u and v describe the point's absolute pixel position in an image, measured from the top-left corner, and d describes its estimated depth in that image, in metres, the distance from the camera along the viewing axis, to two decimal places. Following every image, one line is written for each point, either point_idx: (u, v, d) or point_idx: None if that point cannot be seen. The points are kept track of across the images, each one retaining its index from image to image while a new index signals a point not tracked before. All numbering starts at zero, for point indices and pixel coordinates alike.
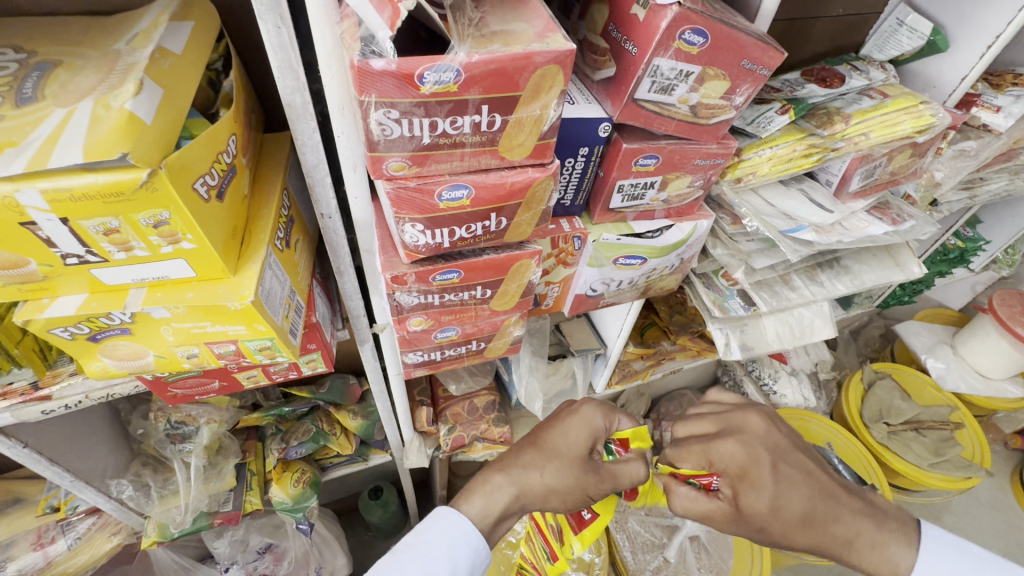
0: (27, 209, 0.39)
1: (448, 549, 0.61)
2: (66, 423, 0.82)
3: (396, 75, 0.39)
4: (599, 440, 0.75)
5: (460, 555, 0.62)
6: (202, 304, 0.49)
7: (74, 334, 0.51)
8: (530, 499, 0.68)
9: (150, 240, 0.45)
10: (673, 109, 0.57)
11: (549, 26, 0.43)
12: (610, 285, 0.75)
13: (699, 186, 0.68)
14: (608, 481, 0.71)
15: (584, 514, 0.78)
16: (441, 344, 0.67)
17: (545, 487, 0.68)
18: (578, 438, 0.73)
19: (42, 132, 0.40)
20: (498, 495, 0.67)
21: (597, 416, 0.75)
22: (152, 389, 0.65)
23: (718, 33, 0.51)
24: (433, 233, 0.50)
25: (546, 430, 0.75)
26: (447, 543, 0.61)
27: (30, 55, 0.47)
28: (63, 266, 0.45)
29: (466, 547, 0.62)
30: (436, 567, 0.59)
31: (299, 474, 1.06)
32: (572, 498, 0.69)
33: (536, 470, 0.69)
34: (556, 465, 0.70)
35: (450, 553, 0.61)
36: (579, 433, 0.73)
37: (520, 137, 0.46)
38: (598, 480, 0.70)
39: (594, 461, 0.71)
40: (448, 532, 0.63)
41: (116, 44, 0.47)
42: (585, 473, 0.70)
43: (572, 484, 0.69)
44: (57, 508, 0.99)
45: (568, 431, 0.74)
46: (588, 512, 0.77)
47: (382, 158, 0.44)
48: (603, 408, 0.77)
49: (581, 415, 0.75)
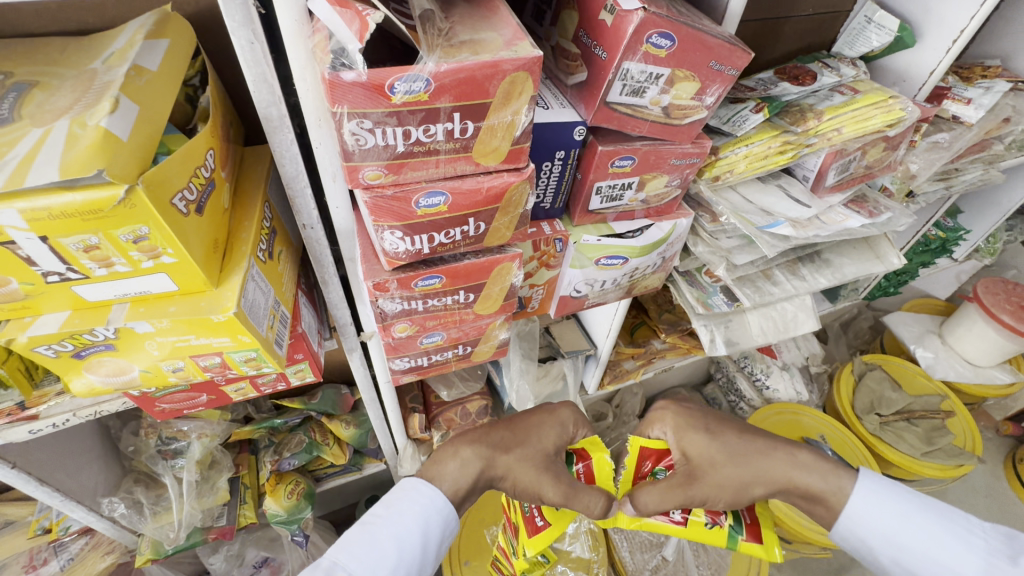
0: (6, 229, 0.40)
1: (420, 519, 0.64)
2: (55, 442, 0.82)
3: (367, 87, 0.39)
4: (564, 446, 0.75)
5: (430, 522, 0.64)
6: (187, 318, 0.50)
7: (57, 352, 0.51)
8: (494, 477, 0.69)
9: (131, 255, 0.45)
10: (646, 110, 0.58)
11: (518, 34, 0.44)
12: (594, 286, 0.76)
13: (676, 185, 0.69)
14: (565, 489, 0.69)
15: (538, 521, 0.79)
16: (427, 350, 0.67)
17: (506, 471, 0.69)
18: (547, 440, 0.73)
19: (19, 152, 0.40)
20: (467, 467, 0.68)
21: (569, 423, 0.76)
22: (140, 405, 0.65)
23: (684, 36, 0.52)
24: (413, 240, 0.51)
25: (518, 422, 0.75)
26: (417, 512, 0.64)
27: (8, 76, 0.48)
28: (45, 284, 0.46)
29: (437, 517, 0.65)
30: (407, 535, 0.62)
31: (293, 486, 1.05)
32: (525, 489, 0.69)
33: (501, 449, 0.69)
34: (520, 453, 0.70)
35: (422, 521, 0.64)
36: (547, 434, 0.74)
37: (494, 142, 0.47)
38: (554, 485, 0.68)
39: (557, 461, 0.71)
40: (419, 501, 0.65)
41: (92, 63, 0.48)
42: (545, 473, 0.69)
43: (532, 477, 0.69)
44: (49, 530, 0.97)
45: (540, 429, 0.74)
46: (541, 521, 0.78)
47: (357, 167, 0.44)
48: (577, 416, 0.78)
49: (548, 419, 0.76)
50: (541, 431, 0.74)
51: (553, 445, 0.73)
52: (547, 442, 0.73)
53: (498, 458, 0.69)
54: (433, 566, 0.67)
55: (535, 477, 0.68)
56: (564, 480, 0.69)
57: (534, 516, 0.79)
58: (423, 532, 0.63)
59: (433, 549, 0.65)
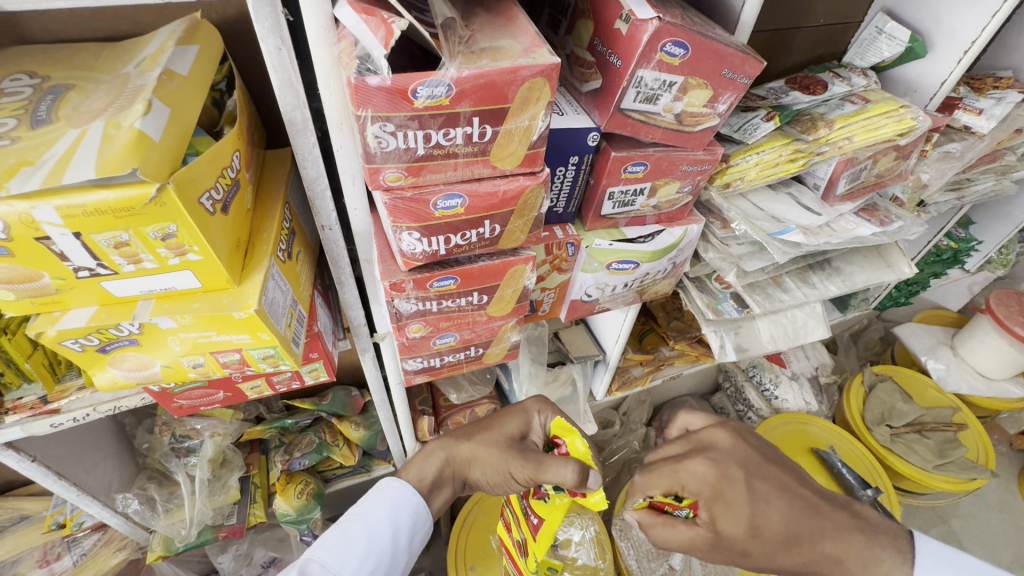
0: (42, 225, 0.41)
1: (390, 513, 0.65)
2: (73, 437, 0.83)
3: (390, 91, 0.41)
4: (535, 432, 0.75)
5: (401, 516, 0.66)
6: (211, 315, 0.51)
7: (83, 346, 0.53)
8: (459, 465, 0.74)
9: (159, 252, 0.46)
10: (659, 117, 0.59)
11: (536, 41, 0.45)
12: (605, 290, 0.77)
13: (688, 191, 0.70)
14: (531, 462, 0.68)
15: (534, 519, 0.75)
16: (440, 350, 0.68)
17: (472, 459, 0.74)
18: (511, 427, 0.75)
19: (55, 151, 0.42)
20: (430, 462, 0.74)
21: (535, 410, 0.77)
22: (158, 401, 0.67)
23: (698, 45, 0.53)
24: (430, 241, 0.52)
25: (483, 421, 0.78)
26: (387, 505, 0.66)
27: (44, 80, 0.50)
28: (75, 279, 0.47)
29: (408, 511, 0.67)
30: (378, 528, 0.63)
31: (303, 486, 1.06)
32: (493, 472, 0.71)
33: (463, 439, 0.76)
34: (482, 438, 0.75)
35: (393, 515, 0.66)
36: (511, 422, 0.75)
37: (511, 147, 0.48)
38: (519, 461, 0.69)
39: (523, 444, 0.72)
40: (390, 497, 0.67)
41: (125, 67, 0.50)
42: (508, 452, 0.70)
43: (496, 460, 0.71)
44: (63, 525, 0.99)
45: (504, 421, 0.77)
46: (536, 518, 0.74)
47: (378, 169, 0.46)
48: (545, 403, 0.78)
49: (511, 412, 0.77)
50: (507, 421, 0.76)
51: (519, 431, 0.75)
52: (512, 429, 0.75)
53: (463, 452, 0.75)
54: (406, 568, 0.66)
55: (497, 459, 0.71)
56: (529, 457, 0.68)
57: (532, 516, 0.76)
58: (393, 525, 0.65)
59: (404, 546, 0.65)
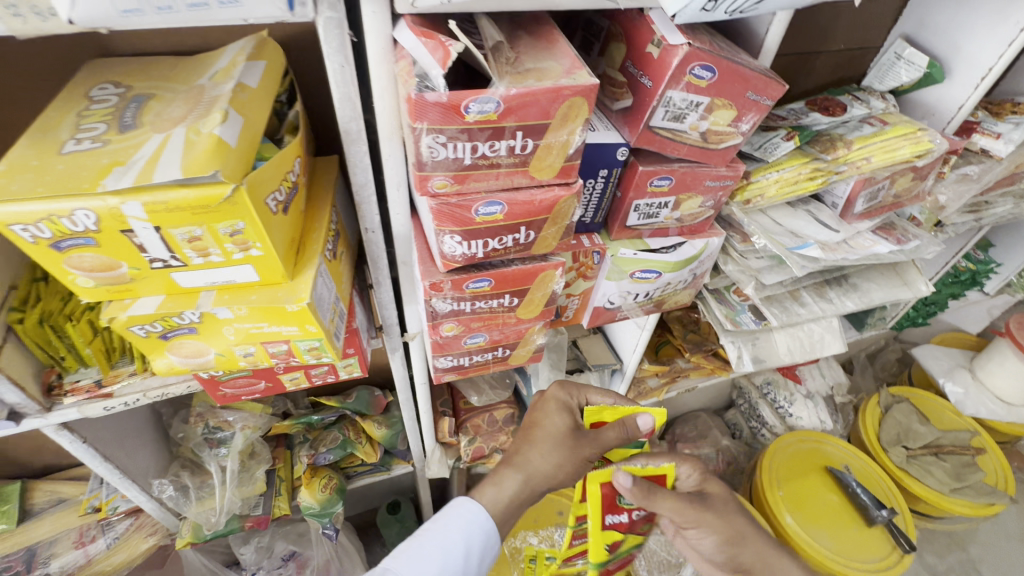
0: (129, 218, 0.46)
1: (464, 533, 0.67)
2: (117, 422, 0.88)
3: (445, 106, 0.45)
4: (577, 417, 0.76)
5: (474, 537, 0.68)
6: (267, 306, 0.55)
7: (148, 332, 0.57)
8: (534, 482, 0.72)
9: (225, 247, 0.51)
10: (685, 135, 0.63)
11: (576, 63, 0.49)
12: (627, 298, 0.80)
13: (710, 206, 0.73)
14: (597, 441, 0.70)
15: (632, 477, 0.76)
16: (470, 350, 0.72)
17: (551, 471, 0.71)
18: (563, 420, 0.74)
19: (143, 153, 0.47)
20: (508, 483, 0.72)
21: (564, 394, 0.77)
22: (205, 388, 0.71)
23: (724, 68, 0.57)
24: (469, 244, 0.56)
25: (532, 425, 0.77)
26: (463, 526, 0.68)
27: (128, 89, 0.55)
28: (149, 270, 0.52)
29: (479, 534, 0.69)
30: (452, 550, 0.66)
31: (327, 481, 1.08)
32: (569, 471, 0.70)
33: (525, 453, 0.73)
34: (536, 442, 0.74)
35: (465, 537, 0.67)
36: (560, 415, 0.75)
37: (549, 159, 0.52)
38: (588, 444, 0.70)
39: (578, 429, 0.74)
40: (463, 517, 0.69)
41: (199, 80, 0.55)
42: (573, 442, 0.71)
43: (567, 458, 0.70)
44: (98, 508, 1.04)
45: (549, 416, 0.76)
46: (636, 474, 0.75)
47: (427, 176, 0.50)
48: (567, 386, 0.79)
49: (549, 404, 0.77)
50: (548, 412, 0.76)
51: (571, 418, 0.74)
52: (563, 421, 0.74)
53: (536, 467, 0.71)
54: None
55: (568, 458, 0.70)
56: (592, 437, 0.71)
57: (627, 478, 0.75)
58: (466, 543, 0.67)
59: (475, 565, 0.67)
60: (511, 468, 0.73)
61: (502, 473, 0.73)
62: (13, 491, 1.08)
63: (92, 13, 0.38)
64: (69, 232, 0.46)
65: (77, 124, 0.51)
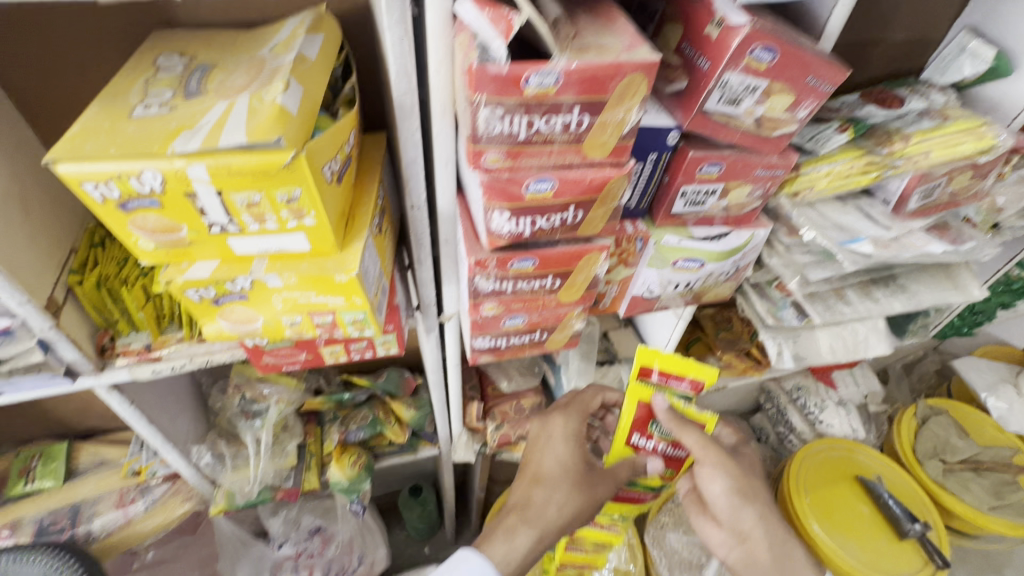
0: (193, 181, 0.47)
1: None
2: (161, 388, 0.91)
3: (505, 78, 0.45)
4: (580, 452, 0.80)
5: None
6: (317, 275, 0.57)
7: (202, 297, 0.59)
8: (546, 530, 0.74)
9: (281, 215, 0.52)
10: (739, 120, 0.61)
11: (636, 40, 0.48)
12: (666, 288, 0.79)
13: (758, 196, 0.71)
14: (609, 481, 0.76)
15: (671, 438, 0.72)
16: (508, 331, 0.72)
17: (567, 520, 0.75)
18: (574, 454, 0.78)
19: (209, 119, 0.48)
20: (522, 540, 0.74)
21: (566, 429, 0.80)
22: (249, 356, 0.73)
23: (785, 51, 0.56)
24: (517, 222, 0.56)
25: (534, 466, 0.79)
26: None
27: (192, 59, 0.56)
28: (207, 234, 0.53)
29: None
30: None
31: (356, 457, 1.10)
32: (582, 511, 0.75)
33: (540, 497, 0.75)
34: (548, 485, 0.76)
35: None
36: (572, 449, 0.79)
37: (603, 137, 0.51)
38: (603, 485, 0.76)
39: (588, 466, 0.78)
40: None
41: (260, 51, 0.56)
42: (588, 483, 0.76)
43: (583, 495, 0.75)
44: (139, 472, 1.07)
45: (553, 451, 0.79)
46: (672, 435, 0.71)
47: (480, 150, 0.50)
48: (569, 417, 0.82)
49: (555, 441, 0.80)
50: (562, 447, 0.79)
51: (578, 455, 0.79)
52: (570, 458, 0.78)
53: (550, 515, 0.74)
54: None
55: (585, 497, 0.75)
56: (604, 477, 0.76)
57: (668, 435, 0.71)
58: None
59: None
60: (523, 521, 0.75)
61: (516, 528, 0.74)
62: (61, 451, 1.13)
63: None
64: (136, 193, 0.48)
65: (146, 89, 0.52)
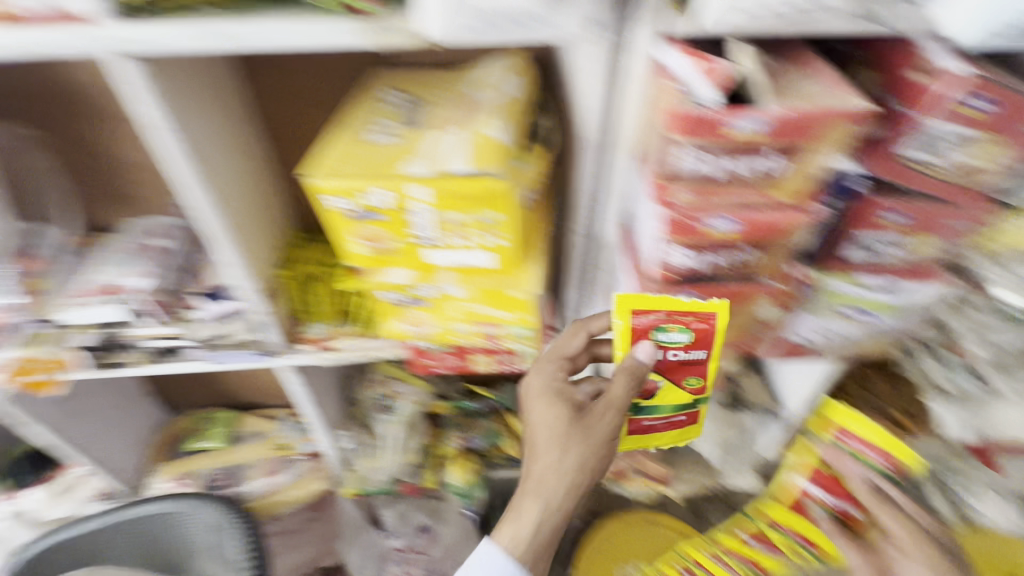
0: (416, 201, 0.55)
1: None
2: (322, 375, 1.03)
3: (712, 123, 0.47)
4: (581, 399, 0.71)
5: None
6: (499, 291, 0.63)
7: (392, 299, 0.67)
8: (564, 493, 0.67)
9: (478, 234, 0.59)
10: (940, 169, 0.58)
11: (838, 86, 0.49)
12: (827, 337, 0.77)
13: (943, 249, 0.67)
14: (605, 412, 0.66)
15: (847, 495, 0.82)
16: (656, 362, 0.73)
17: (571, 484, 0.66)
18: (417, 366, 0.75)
19: (433, 148, 0.55)
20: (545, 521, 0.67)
21: (545, 376, 0.72)
22: (410, 355, 0.81)
23: (1012, 99, 0.51)
24: (692, 256, 0.58)
25: (532, 437, 0.70)
26: None
27: (410, 93, 0.65)
28: (411, 247, 0.61)
29: None
30: None
31: (474, 465, 1.17)
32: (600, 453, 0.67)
33: (537, 467, 0.67)
34: (550, 443, 0.67)
35: None
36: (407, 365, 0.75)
37: (795, 182, 0.53)
38: (603, 414, 0.66)
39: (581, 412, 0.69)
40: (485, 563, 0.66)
41: (463, 88, 0.63)
42: (586, 424, 0.67)
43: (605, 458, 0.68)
44: (286, 447, 1.25)
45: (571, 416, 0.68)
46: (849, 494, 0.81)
47: (669, 187, 0.53)
48: (540, 367, 0.73)
49: (534, 380, 0.72)
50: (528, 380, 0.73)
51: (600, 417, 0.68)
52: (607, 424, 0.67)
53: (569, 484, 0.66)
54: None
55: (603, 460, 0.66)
56: (600, 410, 0.66)
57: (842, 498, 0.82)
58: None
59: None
60: (526, 480, 0.68)
61: (521, 488, 0.69)
62: (228, 417, 1.31)
63: (451, 35, 0.44)
64: (368, 207, 0.57)
65: (375, 119, 0.62)
